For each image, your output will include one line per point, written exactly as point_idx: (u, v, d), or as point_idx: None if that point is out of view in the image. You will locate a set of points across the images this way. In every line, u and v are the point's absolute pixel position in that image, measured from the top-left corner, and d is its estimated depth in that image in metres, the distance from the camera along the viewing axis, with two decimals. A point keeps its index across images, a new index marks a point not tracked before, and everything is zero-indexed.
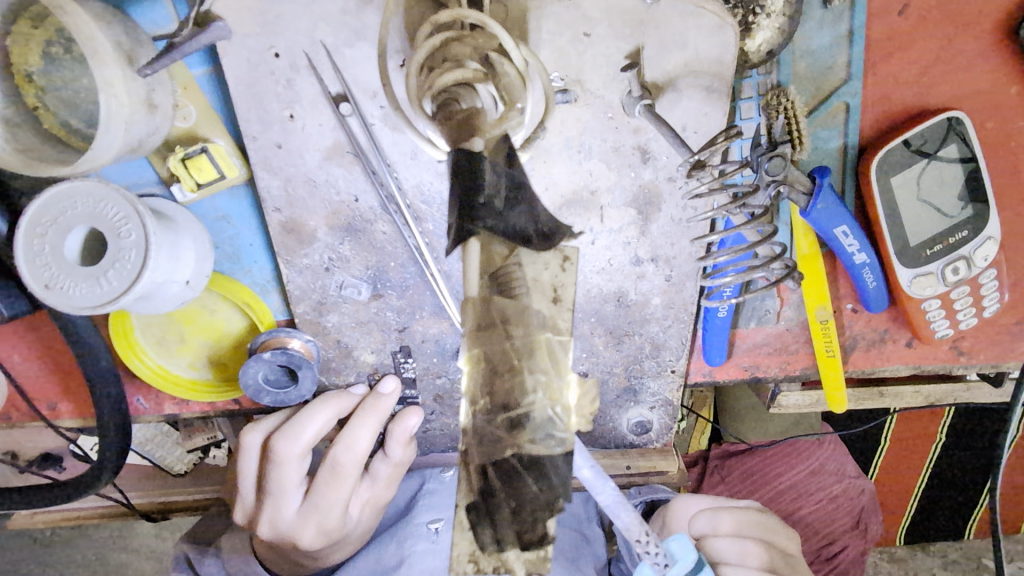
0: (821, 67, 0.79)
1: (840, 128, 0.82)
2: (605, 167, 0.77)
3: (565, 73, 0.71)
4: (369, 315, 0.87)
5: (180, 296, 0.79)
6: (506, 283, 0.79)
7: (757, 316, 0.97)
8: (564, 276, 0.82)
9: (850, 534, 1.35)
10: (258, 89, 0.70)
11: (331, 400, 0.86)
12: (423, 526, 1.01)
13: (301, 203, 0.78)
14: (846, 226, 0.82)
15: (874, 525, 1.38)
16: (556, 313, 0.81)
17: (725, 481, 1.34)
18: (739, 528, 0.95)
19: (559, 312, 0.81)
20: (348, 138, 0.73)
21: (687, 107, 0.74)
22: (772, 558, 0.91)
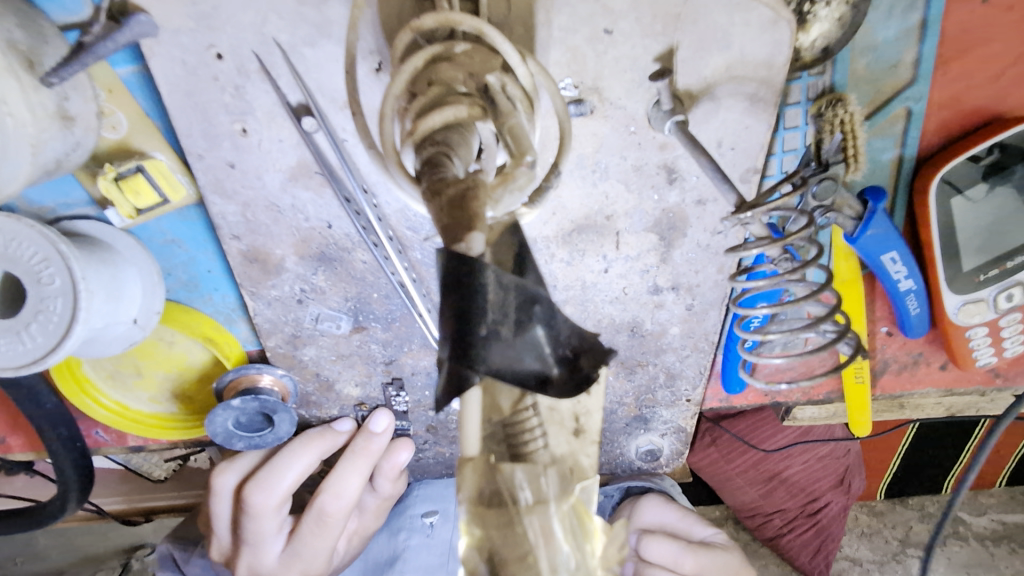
0: (887, 65, 0.65)
1: (897, 137, 0.70)
2: (623, 188, 0.66)
3: (580, 80, 0.58)
4: (351, 348, 0.77)
5: (129, 338, 0.68)
6: (516, 443, 0.48)
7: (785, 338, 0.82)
8: (588, 400, 0.53)
9: (835, 491, 1.27)
10: (199, 98, 0.56)
11: (316, 443, 0.78)
12: (417, 519, 0.95)
13: (263, 229, 0.65)
14: (895, 253, 0.72)
15: (858, 479, 1.30)
16: (578, 450, 0.52)
17: (716, 444, 1.19)
18: (701, 569, 0.83)
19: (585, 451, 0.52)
20: (314, 157, 0.60)
21: (725, 119, 0.61)
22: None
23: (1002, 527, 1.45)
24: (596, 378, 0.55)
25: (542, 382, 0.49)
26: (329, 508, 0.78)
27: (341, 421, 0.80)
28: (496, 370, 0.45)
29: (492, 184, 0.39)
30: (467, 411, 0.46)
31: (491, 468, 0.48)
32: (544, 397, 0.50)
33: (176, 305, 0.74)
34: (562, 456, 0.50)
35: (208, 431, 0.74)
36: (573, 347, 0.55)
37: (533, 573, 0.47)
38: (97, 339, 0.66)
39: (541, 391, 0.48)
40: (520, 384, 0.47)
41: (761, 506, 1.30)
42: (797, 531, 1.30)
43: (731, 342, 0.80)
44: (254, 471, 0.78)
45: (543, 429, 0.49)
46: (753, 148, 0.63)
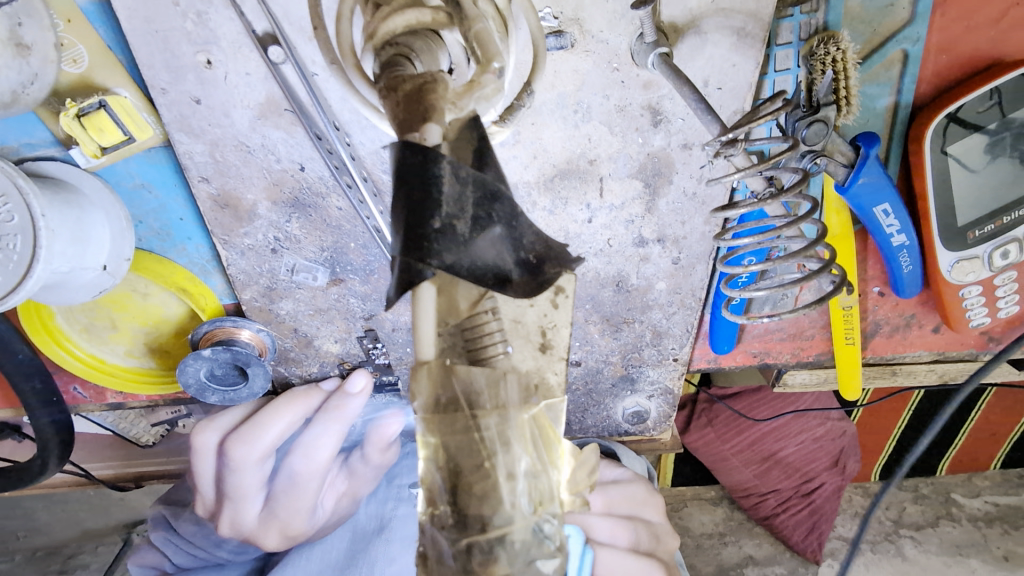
0: (882, 3, 0.62)
1: (893, 83, 0.68)
2: (606, 131, 0.63)
3: (559, 9, 0.55)
4: (329, 302, 0.75)
5: (97, 284, 0.66)
6: (475, 349, 0.42)
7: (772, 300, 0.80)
8: (557, 313, 0.45)
9: (829, 473, 1.27)
10: (159, 26, 0.54)
11: (299, 401, 0.77)
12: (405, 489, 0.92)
13: (233, 171, 0.63)
14: (888, 205, 0.70)
15: (853, 461, 1.29)
16: (545, 367, 0.45)
17: (714, 425, 1.23)
18: (610, 505, 0.82)
19: (548, 367, 0.45)
20: (283, 92, 0.57)
21: (712, 56, 0.59)
22: (639, 541, 0.81)
23: (995, 509, 1.51)
24: (564, 289, 0.45)
25: (502, 280, 0.38)
26: (302, 464, 0.76)
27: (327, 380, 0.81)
28: (450, 266, 0.36)
29: (457, 92, 0.36)
30: (418, 311, 0.37)
31: (445, 373, 0.41)
32: (503, 298, 0.42)
33: (149, 254, 0.72)
34: (527, 371, 0.44)
35: (181, 380, 0.73)
36: (540, 253, 0.40)
37: (495, 503, 0.41)
38: (64, 284, 0.64)
39: (502, 296, 0.41)
40: (477, 283, 0.37)
41: (757, 487, 1.32)
42: (792, 511, 1.32)
43: (719, 299, 0.79)
44: (234, 428, 0.76)
45: (505, 338, 0.43)
46: (740, 88, 0.61)
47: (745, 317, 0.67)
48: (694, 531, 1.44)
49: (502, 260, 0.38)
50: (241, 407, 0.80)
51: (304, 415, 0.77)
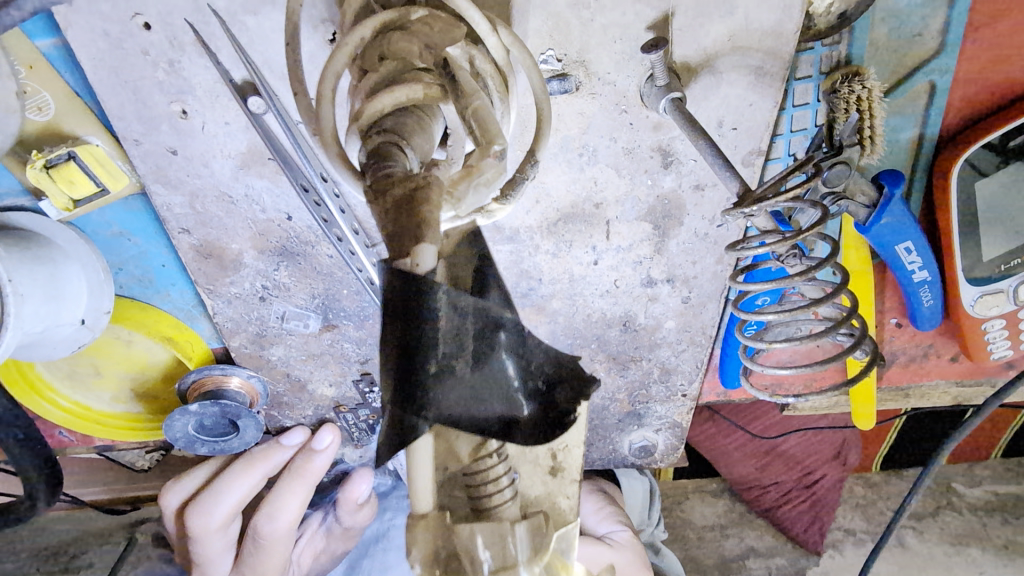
0: (910, 34, 0.58)
1: (918, 115, 0.64)
2: (613, 174, 0.59)
3: (563, 51, 0.51)
4: (322, 348, 0.72)
5: (75, 340, 0.63)
6: (477, 497, 0.38)
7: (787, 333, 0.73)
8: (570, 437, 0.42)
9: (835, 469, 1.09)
10: (130, 76, 0.50)
11: (260, 463, 0.74)
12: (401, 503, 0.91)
13: (215, 222, 0.59)
14: (911, 243, 0.66)
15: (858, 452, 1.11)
16: (555, 491, 0.42)
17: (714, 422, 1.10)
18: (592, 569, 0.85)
19: (561, 490, 0.42)
20: (265, 143, 0.53)
21: (727, 95, 0.55)
22: None
23: (995, 498, 1.19)
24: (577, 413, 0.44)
25: (508, 426, 0.39)
26: (265, 527, 0.77)
27: (290, 434, 0.76)
28: (450, 414, 0.36)
29: (453, 179, 0.33)
30: (413, 463, 0.35)
31: (446, 525, 0.37)
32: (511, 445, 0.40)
33: (130, 302, 0.68)
34: (536, 500, 0.41)
35: (168, 435, 0.71)
36: (548, 378, 0.44)
37: None
38: (39, 341, 0.60)
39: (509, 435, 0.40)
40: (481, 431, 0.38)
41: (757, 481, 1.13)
42: (795, 505, 1.13)
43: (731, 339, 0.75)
44: (196, 495, 0.77)
45: (512, 473, 0.39)
46: (757, 127, 0.57)
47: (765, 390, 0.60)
48: (695, 524, 1.23)
49: (511, 402, 0.40)
50: (222, 456, 0.79)
51: (267, 472, 0.75)
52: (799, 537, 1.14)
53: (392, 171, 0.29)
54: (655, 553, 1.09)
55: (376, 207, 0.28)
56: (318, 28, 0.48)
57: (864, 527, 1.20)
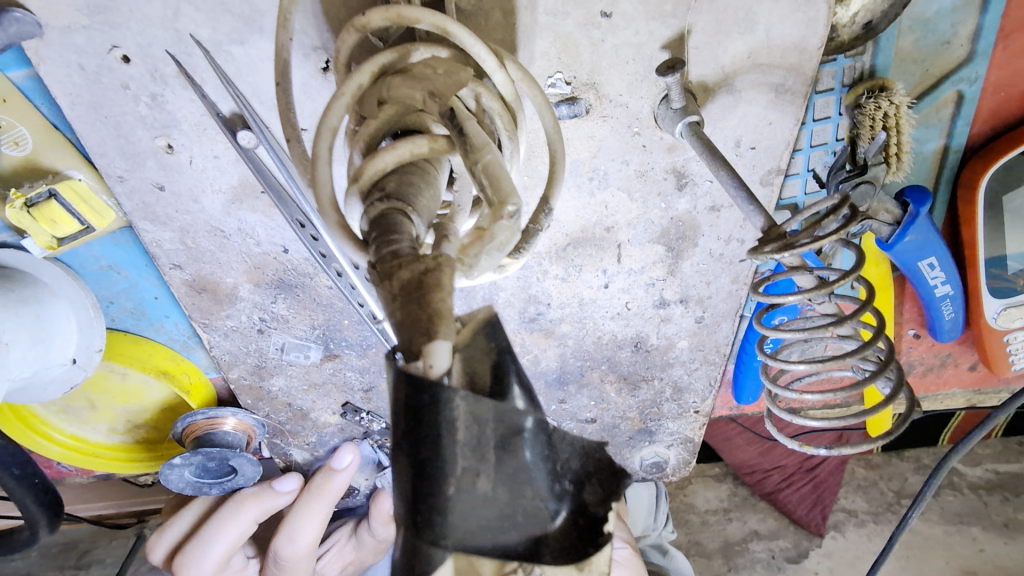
0: (938, 42, 0.56)
1: (943, 125, 0.61)
2: (625, 197, 0.56)
3: (573, 74, 0.48)
4: (324, 377, 0.69)
5: (67, 379, 0.60)
6: None
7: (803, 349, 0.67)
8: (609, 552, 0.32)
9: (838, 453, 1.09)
10: (110, 111, 0.47)
11: (251, 505, 0.73)
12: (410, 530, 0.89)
13: (208, 257, 0.57)
14: (934, 259, 0.64)
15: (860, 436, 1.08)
16: None
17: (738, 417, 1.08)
18: None
19: None
20: (257, 176, 0.50)
21: (746, 115, 0.52)
22: None
23: (996, 477, 1.15)
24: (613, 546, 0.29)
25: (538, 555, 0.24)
26: (286, 549, 0.77)
27: (284, 481, 0.75)
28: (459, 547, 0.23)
29: (464, 244, 0.30)
30: None
31: None
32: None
33: (123, 336, 0.66)
34: None
35: (172, 487, 0.71)
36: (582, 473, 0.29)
37: None
38: (30, 383, 0.58)
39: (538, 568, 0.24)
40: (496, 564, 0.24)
41: (757, 463, 1.14)
42: (796, 486, 1.14)
43: (744, 356, 0.73)
44: (184, 541, 0.76)
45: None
46: (778, 146, 0.54)
47: (799, 445, 0.53)
48: (698, 509, 1.19)
49: None
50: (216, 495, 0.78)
51: (258, 515, 0.74)
52: (802, 521, 1.13)
53: (397, 250, 0.26)
54: (665, 554, 1.05)
55: (383, 291, 0.25)
56: (309, 56, 0.45)
57: (866, 509, 1.16)
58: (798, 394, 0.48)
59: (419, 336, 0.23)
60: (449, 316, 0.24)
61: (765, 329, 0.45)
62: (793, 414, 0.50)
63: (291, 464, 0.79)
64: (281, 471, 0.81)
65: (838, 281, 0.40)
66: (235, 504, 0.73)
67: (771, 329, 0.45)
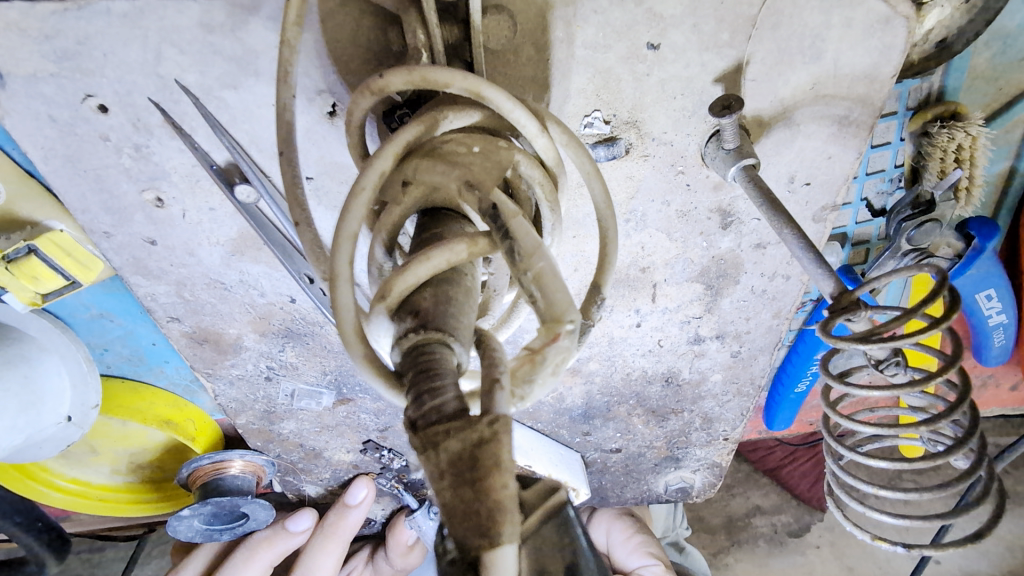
0: (1016, 59, 0.50)
1: (1012, 146, 0.56)
2: (664, 238, 0.51)
3: (613, 111, 0.42)
4: (337, 419, 0.65)
5: (63, 437, 0.56)
6: None
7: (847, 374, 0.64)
8: None
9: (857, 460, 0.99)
10: (88, 164, 0.41)
11: (263, 551, 0.70)
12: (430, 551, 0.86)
13: (208, 308, 0.52)
14: (993, 290, 0.59)
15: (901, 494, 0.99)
16: None
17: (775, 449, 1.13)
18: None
19: None
20: (256, 230, 0.45)
21: (804, 150, 0.46)
22: None
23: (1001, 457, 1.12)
24: None
25: None
26: None
27: (296, 520, 0.71)
28: None
29: (512, 368, 0.25)
30: None
31: None
32: None
33: (120, 382, 0.62)
34: None
35: (182, 536, 0.68)
36: None
37: None
38: (26, 443, 0.55)
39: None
40: None
41: (761, 441, 1.13)
42: (798, 462, 1.11)
43: (780, 385, 0.70)
44: None
45: None
46: (836, 182, 0.48)
47: (870, 537, 0.44)
48: None
49: None
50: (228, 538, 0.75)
51: (271, 560, 0.71)
52: (803, 496, 1.11)
53: (441, 407, 0.21)
54: (682, 554, 1.01)
55: (426, 461, 0.21)
56: (314, 100, 0.39)
57: None
58: (874, 487, 0.40)
59: (476, 540, 0.20)
60: (511, 507, 0.20)
61: (836, 415, 0.39)
62: (865, 506, 0.41)
63: (303, 498, 0.75)
64: (293, 504, 0.78)
65: (929, 380, 0.32)
66: (247, 550, 0.71)
67: (847, 421, 0.38)
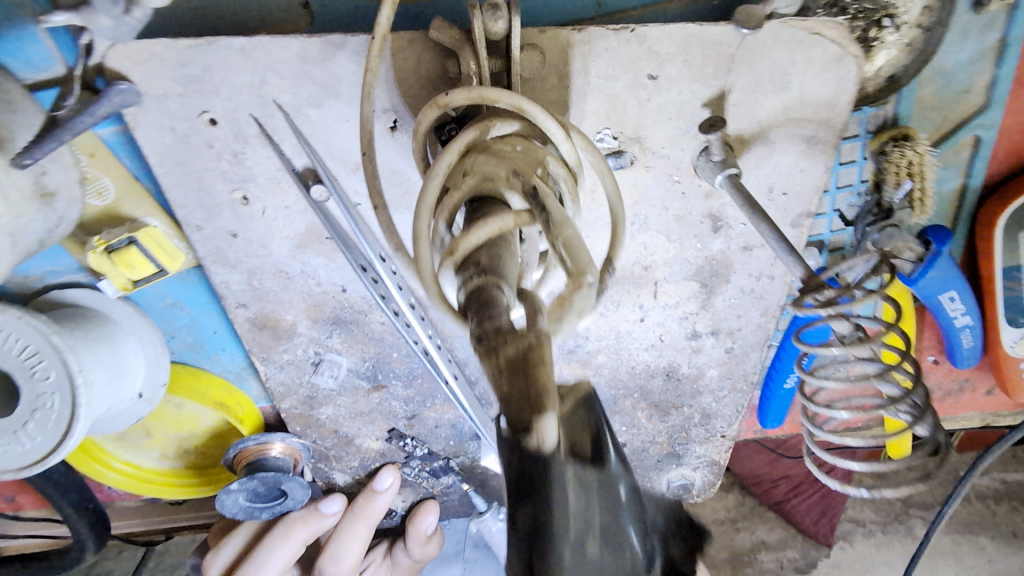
0: (956, 92, 0.59)
1: (961, 167, 0.64)
2: (664, 239, 0.60)
3: (619, 130, 0.52)
4: (371, 406, 0.73)
5: (133, 411, 0.64)
6: None
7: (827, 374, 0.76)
8: None
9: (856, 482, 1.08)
10: (193, 167, 0.50)
11: (297, 529, 0.76)
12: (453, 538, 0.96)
13: (272, 296, 0.60)
14: (954, 292, 0.67)
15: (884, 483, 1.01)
16: None
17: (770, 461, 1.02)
18: None
19: None
20: (324, 224, 0.54)
21: (779, 164, 0.55)
22: None
23: None
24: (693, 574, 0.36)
25: None
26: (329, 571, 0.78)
27: (329, 502, 0.78)
28: None
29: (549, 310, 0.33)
30: None
31: None
32: None
33: (182, 367, 0.70)
34: None
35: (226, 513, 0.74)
36: (662, 532, 0.37)
37: None
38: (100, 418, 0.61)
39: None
40: None
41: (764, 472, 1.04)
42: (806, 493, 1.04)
43: (771, 383, 0.76)
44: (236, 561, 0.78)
45: None
46: (808, 192, 0.57)
47: (839, 485, 0.53)
48: None
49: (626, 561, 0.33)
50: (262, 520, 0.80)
51: (305, 539, 0.76)
52: None
53: (498, 325, 0.29)
54: None
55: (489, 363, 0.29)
56: (380, 117, 0.48)
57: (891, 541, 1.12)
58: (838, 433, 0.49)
59: (529, 412, 0.28)
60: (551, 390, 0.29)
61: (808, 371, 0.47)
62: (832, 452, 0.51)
63: (333, 487, 0.82)
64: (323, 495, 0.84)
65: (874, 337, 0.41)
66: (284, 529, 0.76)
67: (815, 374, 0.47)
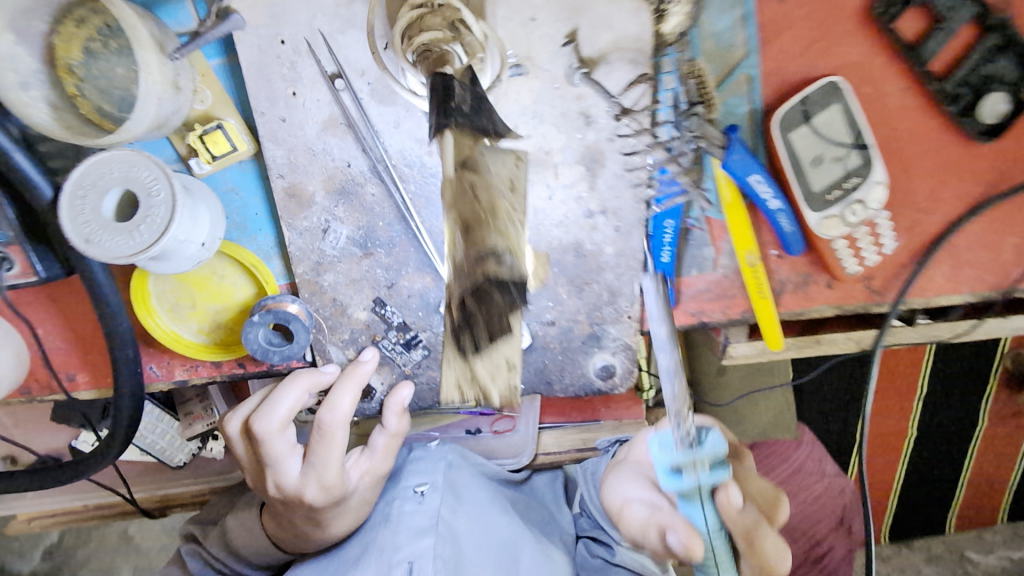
0: (726, 45, 1.00)
1: (746, 96, 1.02)
2: (555, 130, 0.95)
3: (518, 52, 0.91)
4: (361, 273, 1.00)
5: (196, 256, 0.91)
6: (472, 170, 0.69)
7: (696, 263, 1.10)
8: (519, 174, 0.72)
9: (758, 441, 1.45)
10: (267, 70, 0.86)
11: (304, 375, 0.98)
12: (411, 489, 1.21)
13: (302, 168, 0.92)
14: (758, 175, 0.99)
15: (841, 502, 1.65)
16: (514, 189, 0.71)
17: None
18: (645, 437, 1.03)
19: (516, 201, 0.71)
20: (341, 111, 0.89)
21: (617, 77, 0.92)
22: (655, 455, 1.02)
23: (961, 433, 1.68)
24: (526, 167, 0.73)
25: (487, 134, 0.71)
26: (326, 419, 0.96)
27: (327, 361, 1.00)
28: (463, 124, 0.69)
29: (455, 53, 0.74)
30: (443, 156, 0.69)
31: (459, 184, 0.68)
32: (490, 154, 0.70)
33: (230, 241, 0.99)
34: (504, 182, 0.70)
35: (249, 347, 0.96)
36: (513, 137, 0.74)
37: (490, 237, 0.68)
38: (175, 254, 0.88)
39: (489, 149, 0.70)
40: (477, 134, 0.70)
41: None
42: None
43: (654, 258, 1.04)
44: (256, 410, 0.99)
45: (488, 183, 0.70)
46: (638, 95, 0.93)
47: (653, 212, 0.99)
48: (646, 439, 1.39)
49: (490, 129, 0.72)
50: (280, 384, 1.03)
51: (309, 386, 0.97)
52: None
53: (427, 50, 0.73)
54: None
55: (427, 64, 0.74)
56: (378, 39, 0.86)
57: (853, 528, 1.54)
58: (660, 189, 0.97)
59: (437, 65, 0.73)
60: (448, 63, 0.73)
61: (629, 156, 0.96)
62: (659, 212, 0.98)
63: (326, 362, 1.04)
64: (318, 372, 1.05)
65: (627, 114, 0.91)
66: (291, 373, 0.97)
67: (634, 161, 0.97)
